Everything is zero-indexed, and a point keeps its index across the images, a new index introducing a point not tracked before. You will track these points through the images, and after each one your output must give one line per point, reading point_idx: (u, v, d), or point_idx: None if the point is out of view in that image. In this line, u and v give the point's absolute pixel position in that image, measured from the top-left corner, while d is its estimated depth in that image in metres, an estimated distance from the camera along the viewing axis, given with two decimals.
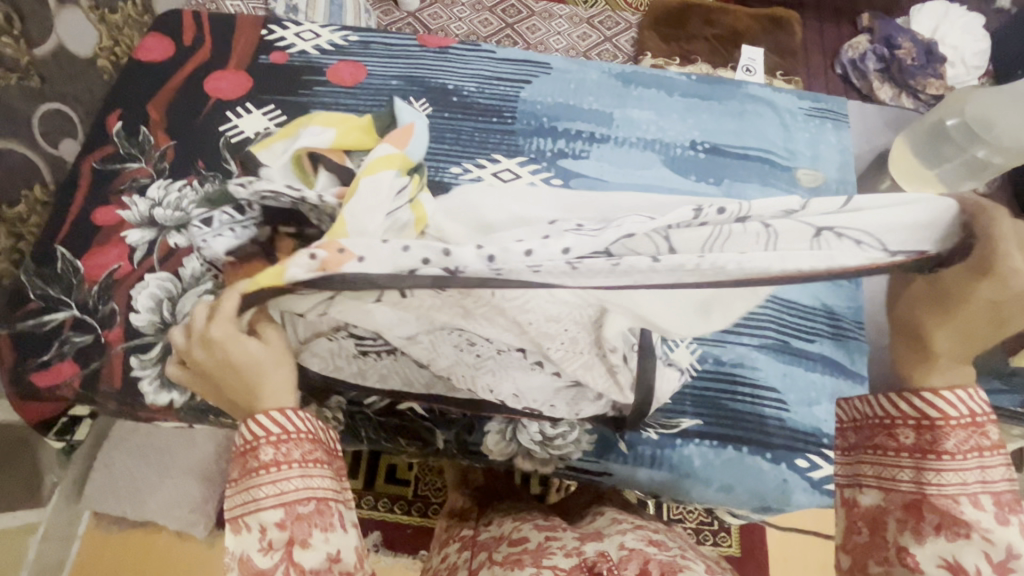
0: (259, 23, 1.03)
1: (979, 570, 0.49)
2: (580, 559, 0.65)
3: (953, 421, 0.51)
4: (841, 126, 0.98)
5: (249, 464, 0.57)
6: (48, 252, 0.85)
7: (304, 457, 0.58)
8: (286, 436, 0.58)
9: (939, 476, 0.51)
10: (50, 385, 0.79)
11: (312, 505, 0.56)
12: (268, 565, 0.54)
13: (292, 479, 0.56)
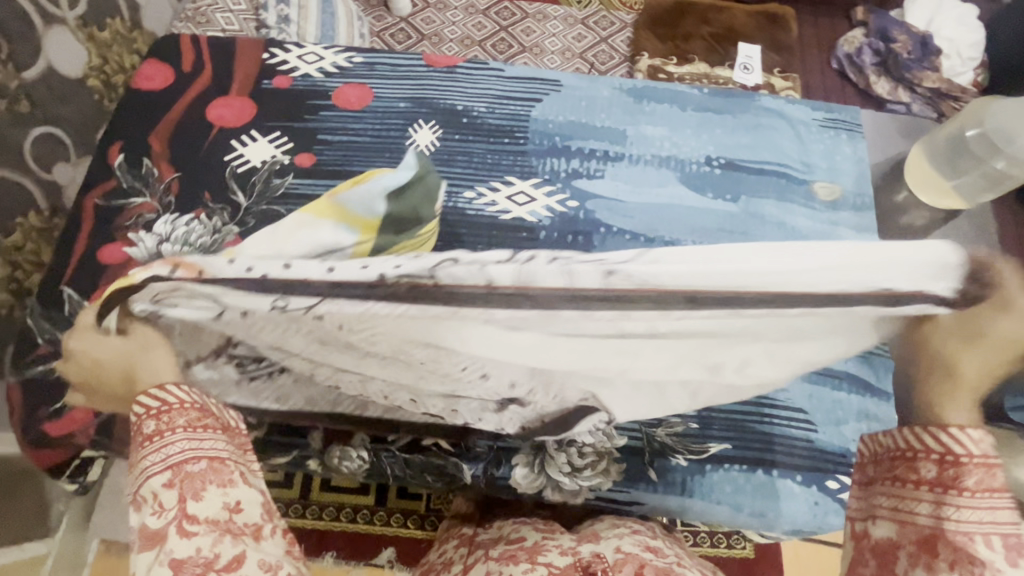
0: (260, 47, 1.01)
1: None
2: (576, 558, 0.64)
3: (972, 458, 0.47)
4: (856, 137, 0.97)
5: (137, 438, 0.56)
6: (55, 294, 0.83)
7: (188, 423, 0.56)
8: (172, 406, 0.57)
9: (957, 512, 0.47)
10: (66, 432, 0.78)
11: (202, 464, 0.54)
12: (159, 527, 0.51)
13: (177, 443, 0.54)
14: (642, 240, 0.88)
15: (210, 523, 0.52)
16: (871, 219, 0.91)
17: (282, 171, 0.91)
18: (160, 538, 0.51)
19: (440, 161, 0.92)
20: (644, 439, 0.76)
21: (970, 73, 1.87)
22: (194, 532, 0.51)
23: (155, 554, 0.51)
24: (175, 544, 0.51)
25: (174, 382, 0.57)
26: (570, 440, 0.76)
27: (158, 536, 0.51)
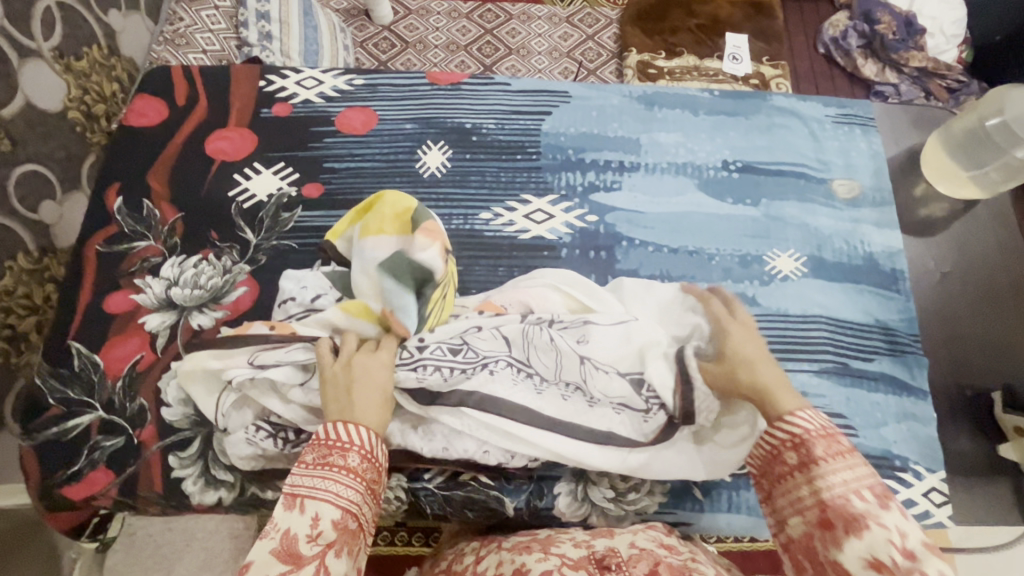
0: (255, 74, 0.97)
1: (894, 560, 0.48)
2: (589, 552, 0.64)
3: (812, 433, 0.56)
4: (870, 131, 0.96)
5: (332, 459, 0.57)
6: (61, 349, 0.79)
7: (373, 481, 0.58)
8: (374, 452, 0.59)
9: (826, 479, 0.54)
10: (85, 496, 0.74)
11: (357, 523, 0.57)
12: (306, 555, 0.53)
13: (357, 491, 0.57)
14: (665, 251, 0.87)
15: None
16: (892, 214, 0.90)
17: (291, 203, 0.88)
18: (296, 561, 0.53)
19: (452, 182, 0.90)
20: None
21: (955, 51, 1.86)
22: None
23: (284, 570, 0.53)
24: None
25: (370, 427, 0.59)
26: None
27: (299, 559, 0.53)
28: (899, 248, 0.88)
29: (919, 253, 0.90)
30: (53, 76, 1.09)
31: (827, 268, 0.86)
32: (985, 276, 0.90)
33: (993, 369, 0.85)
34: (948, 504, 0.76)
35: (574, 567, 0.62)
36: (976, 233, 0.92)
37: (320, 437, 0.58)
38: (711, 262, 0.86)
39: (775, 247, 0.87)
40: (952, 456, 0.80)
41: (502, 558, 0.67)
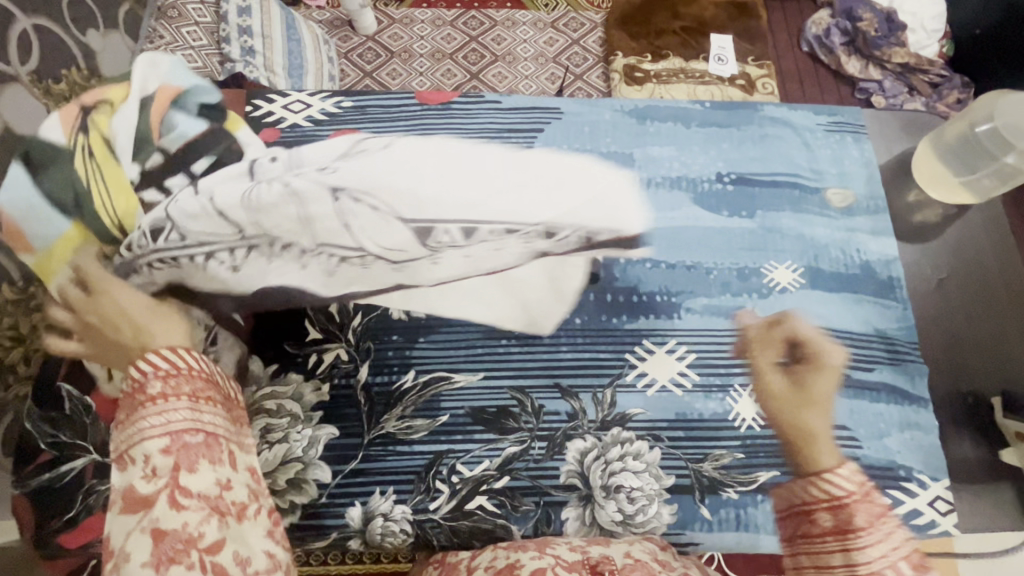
0: (242, 99, 0.96)
1: None
2: (584, 556, 0.65)
3: (856, 495, 0.75)
4: (862, 139, 0.96)
5: (135, 399, 0.63)
6: (51, 391, 0.77)
7: (194, 393, 0.65)
8: (201, 369, 0.69)
9: (862, 551, 0.68)
10: (82, 544, 0.72)
11: (200, 437, 0.61)
12: (150, 492, 0.55)
13: (180, 410, 0.62)
14: (663, 267, 0.86)
15: (205, 498, 0.56)
16: (887, 222, 0.91)
17: None
18: (148, 504, 0.55)
19: None
20: (692, 475, 0.77)
21: (935, 46, 1.88)
22: (192, 501, 0.55)
23: (138, 519, 0.54)
24: (162, 512, 0.54)
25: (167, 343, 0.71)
26: (618, 484, 0.76)
27: (148, 501, 0.55)
28: (895, 256, 0.89)
29: (915, 259, 0.90)
30: (32, 100, 1.07)
31: (825, 278, 0.86)
32: (979, 279, 0.90)
33: (991, 372, 0.86)
34: (954, 511, 0.76)
35: (568, 568, 0.62)
36: (970, 237, 0.92)
37: (125, 393, 0.65)
38: (709, 276, 0.86)
39: (772, 259, 0.87)
40: (957, 463, 0.81)
41: (497, 555, 0.68)
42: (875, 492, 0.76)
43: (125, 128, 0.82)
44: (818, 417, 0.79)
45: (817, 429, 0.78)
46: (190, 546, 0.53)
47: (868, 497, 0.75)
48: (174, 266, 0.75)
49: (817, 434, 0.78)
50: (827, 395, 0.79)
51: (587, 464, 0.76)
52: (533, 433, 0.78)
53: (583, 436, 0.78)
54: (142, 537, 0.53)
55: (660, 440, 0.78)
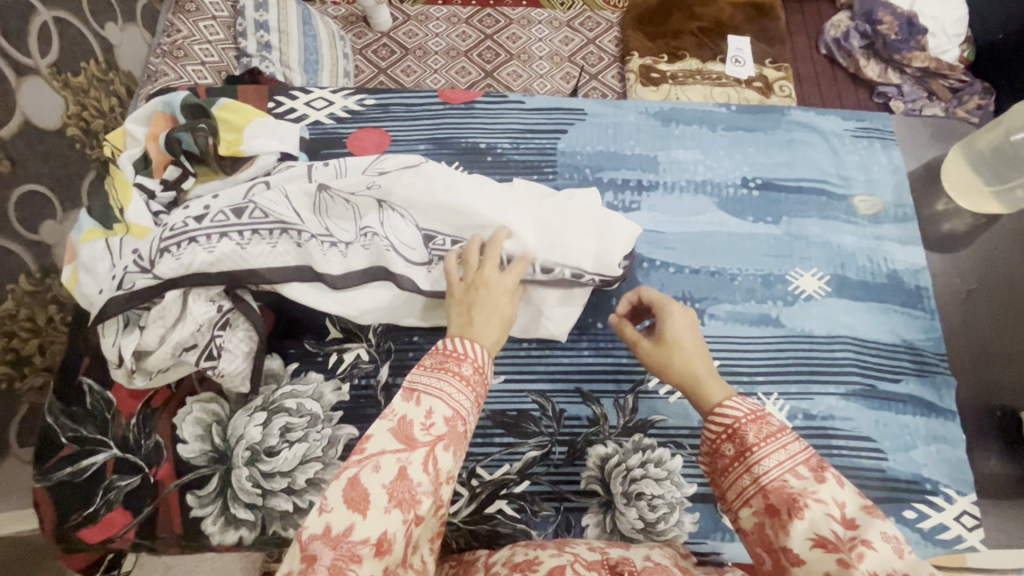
0: (264, 96, 0.95)
1: (837, 533, 0.45)
2: (603, 556, 0.61)
3: (743, 420, 0.54)
4: (890, 145, 0.95)
5: (449, 364, 0.54)
6: (73, 385, 0.77)
7: (479, 389, 0.55)
8: (483, 367, 0.56)
9: (763, 465, 0.51)
10: (102, 538, 0.72)
11: (466, 428, 0.53)
12: (419, 439, 0.49)
13: (466, 395, 0.53)
14: (686, 272, 0.85)
15: (435, 477, 0.49)
16: (914, 230, 0.89)
17: None
18: (409, 445, 0.49)
19: None
20: None
21: (957, 50, 1.85)
22: (431, 472, 0.49)
23: (397, 450, 0.48)
24: (416, 461, 0.48)
25: (483, 345, 0.58)
26: (639, 492, 0.74)
27: (412, 444, 0.49)
28: (923, 265, 0.87)
29: (943, 269, 0.89)
30: (51, 92, 1.07)
31: (852, 286, 0.85)
32: (1010, 290, 0.88)
33: (1020, 386, 0.84)
34: (980, 527, 0.75)
35: (586, 565, 0.58)
36: (1001, 247, 0.91)
37: (437, 347, 0.56)
38: (733, 282, 0.85)
39: (798, 266, 0.86)
40: (980, 477, 0.80)
41: (515, 552, 0.64)
42: (772, 416, 0.54)
43: (131, 162, 0.82)
44: (683, 356, 0.63)
45: (699, 369, 0.61)
46: (412, 504, 0.47)
47: (765, 422, 0.53)
48: (169, 256, 0.68)
49: (700, 376, 0.61)
50: (685, 340, 0.65)
51: (607, 470, 0.75)
52: (553, 438, 0.77)
53: (604, 442, 0.77)
54: (391, 460, 0.48)
55: (682, 448, 0.77)
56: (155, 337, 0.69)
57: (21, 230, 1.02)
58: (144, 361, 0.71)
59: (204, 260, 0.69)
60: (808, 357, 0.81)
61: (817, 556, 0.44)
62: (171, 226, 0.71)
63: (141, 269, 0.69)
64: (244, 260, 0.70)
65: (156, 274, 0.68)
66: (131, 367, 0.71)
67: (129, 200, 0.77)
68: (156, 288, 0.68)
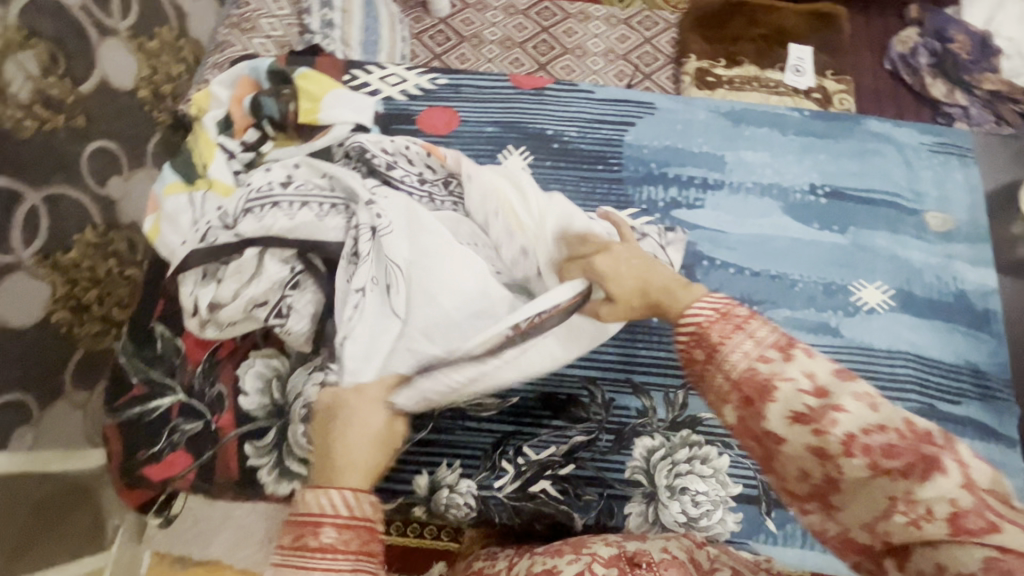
0: (339, 67, 0.97)
1: (810, 405, 0.46)
2: (620, 551, 0.63)
3: (711, 321, 0.53)
4: (968, 163, 0.92)
5: (307, 541, 0.53)
6: (146, 330, 0.81)
7: (361, 548, 0.53)
8: (360, 513, 0.55)
9: (733, 361, 0.50)
10: (164, 477, 0.76)
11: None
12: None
13: (342, 571, 0.52)
14: (747, 274, 0.84)
15: None
16: (986, 251, 0.87)
17: None
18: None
19: None
20: (760, 486, 0.75)
21: None
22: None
23: None
24: None
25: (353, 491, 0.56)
26: (683, 486, 0.75)
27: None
28: (993, 288, 0.85)
29: (1015, 294, 0.86)
30: (127, 54, 1.13)
31: (918, 302, 0.83)
32: None
33: None
34: None
35: (604, 566, 0.59)
36: None
37: (295, 518, 0.55)
38: (794, 288, 0.84)
39: (862, 277, 0.85)
40: None
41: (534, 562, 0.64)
42: (738, 313, 0.52)
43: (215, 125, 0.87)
44: (631, 282, 0.65)
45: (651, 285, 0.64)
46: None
47: (730, 320, 0.52)
48: (251, 216, 0.74)
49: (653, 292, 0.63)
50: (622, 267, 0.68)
51: (653, 462, 0.76)
52: (601, 425, 0.78)
53: (651, 433, 0.77)
54: None
55: (730, 447, 0.77)
56: (231, 291, 0.73)
57: (91, 183, 1.06)
58: (216, 312, 0.74)
59: (284, 225, 0.74)
60: (865, 370, 0.80)
61: (798, 433, 0.46)
62: (257, 187, 0.77)
63: (225, 225, 0.74)
64: (318, 231, 0.74)
65: (237, 232, 0.73)
66: (205, 316, 0.74)
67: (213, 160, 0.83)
68: (234, 245, 0.73)
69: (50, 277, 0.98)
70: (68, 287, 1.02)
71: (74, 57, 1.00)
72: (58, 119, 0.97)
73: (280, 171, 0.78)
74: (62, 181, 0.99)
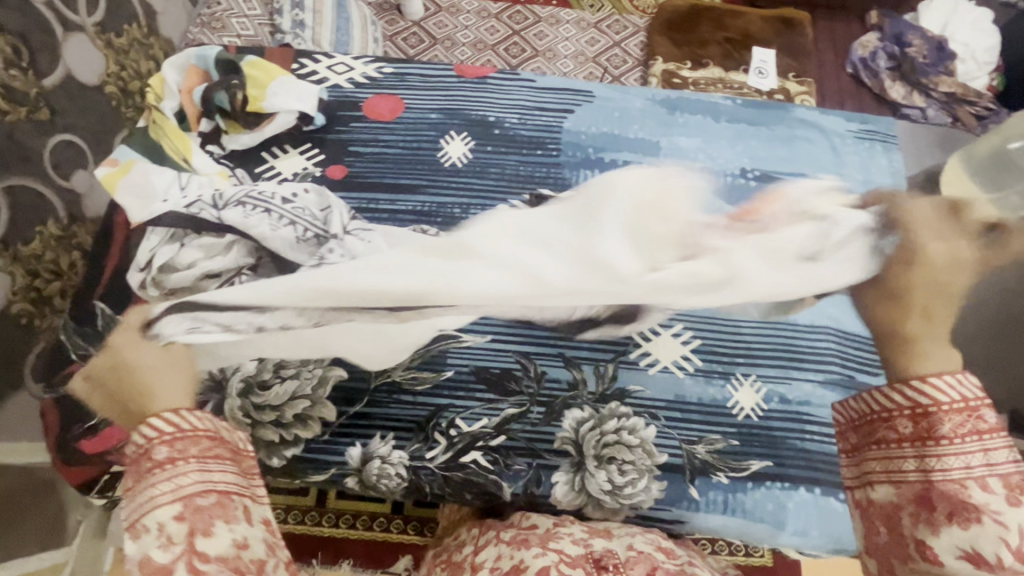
0: (289, 56, 0.99)
1: (1001, 559, 0.51)
2: (587, 550, 0.67)
3: (947, 406, 0.61)
4: (891, 149, 0.96)
5: (143, 465, 0.61)
6: (88, 308, 0.82)
7: (203, 453, 0.61)
8: (196, 425, 0.64)
9: (940, 462, 0.58)
10: (100, 450, 0.76)
11: (212, 498, 0.59)
12: (168, 562, 0.54)
13: (190, 473, 0.59)
14: None
15: (221, 562, 0.55)
16: None
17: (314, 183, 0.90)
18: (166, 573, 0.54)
19: (472, 172, 0.91)
20: (685, 455, 0.78)
21: (985, 78, 1.83)
22: (211, 565, 0.55)
23: None
24: None
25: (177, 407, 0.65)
26: (610, 456, 0.77)
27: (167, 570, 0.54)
28: None
29: None
30: (93, 50, 1.14)
31: None
32: None
33: None
34: None
35: (570, 564, 0.64)
36: None
37: (134, 449, 0.63)
38: None
39: None
40: None
41: (500, 552, 0.70)
42: (979, 410, 0.60)
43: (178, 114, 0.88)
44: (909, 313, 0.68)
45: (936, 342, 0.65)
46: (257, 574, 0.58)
47: (927, 414, 0.62)
48: (240, 209, 0.76)
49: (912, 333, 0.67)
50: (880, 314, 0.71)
51: (582, 433, 0.78)
52: (532, 398, 0.80)
53: (580, 405, 0.79)
54: None
55: (656, 418, 0.79)
56: (188, 258, 0.75)
57: (54, 176, 1.05)
58: (165, 275, 0.76)
59: (263, 232, 0.74)
60: (788, 342, 0.83)
61: (963, 565, 0.53)
62: (261, 191, 0.79)
63: (213, 204, 0.77)
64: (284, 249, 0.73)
65: (221, 218, 0.75)
66: (154, 275, 0.77)
67: (192, 150, 0.86)
68: (214, 225, 0.75)
69: (9, 268, 0.98)
70: (28, 278, 1.03)
71: (39, 51, 0.99)
72: (21, 111, 0.96)
73: (290, 188, 0.81)
74: (20, 172, 0.97)
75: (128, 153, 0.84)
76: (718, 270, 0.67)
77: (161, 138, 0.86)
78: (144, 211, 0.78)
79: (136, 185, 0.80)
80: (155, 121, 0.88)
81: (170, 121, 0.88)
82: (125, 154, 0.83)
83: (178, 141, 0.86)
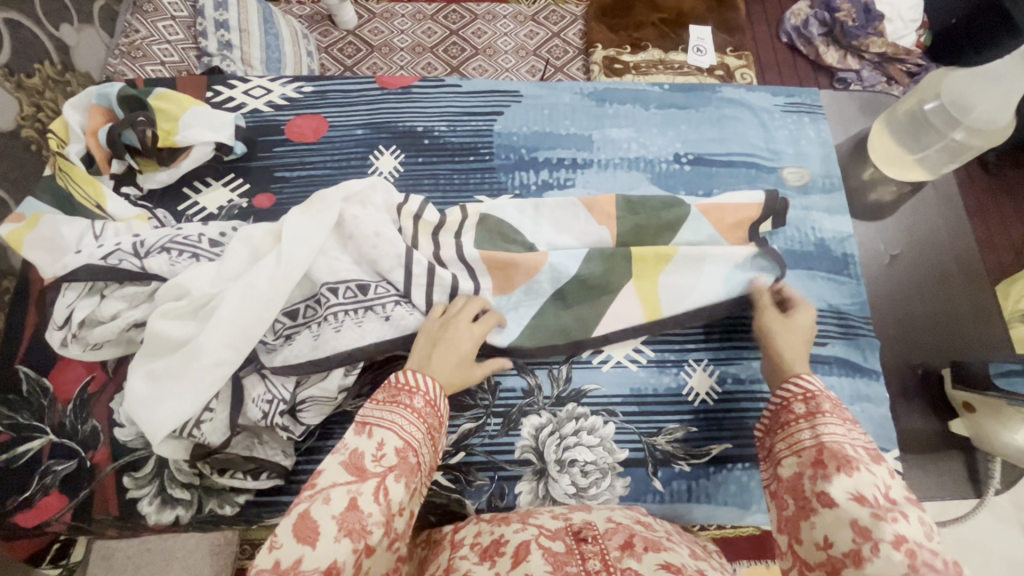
0: (202, 84, 0.95)
1: (879, 498, 0.50)
2: (567, 523, 0.60)
3: (819, 393, 0.62)
4: (818, 119, 0.98)
5: (398, 397, 0.60)
6: (9, 373, 0.77)
7: (432, 428, 0.60)
8: (435, 402, 0.62)
9: (827, 428, 0.57)
10: (37, 523, 0.72)
11: (415, 462, 0.56)
12: (371, 470, 0.53)
13: (419, 432, 0.58)
14: None
15: (388, 507, 0.51)
16: (841, 199, 0.92)
17: (241, 214, 0.86)
18: (360, 476, 0.52)
19: (405, 186, 0.89)
20: (645, 448, 0.77)
21: (914, 36, 1.76)
22: (384, 502, 0.51)
23: (348, 480, 0.51)
24: (367, 491, 0.51)
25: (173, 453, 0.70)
26: (572, 458, 0.76)
27: (366, 474, 0.52)
28: (849, 233, 0.90)
29: (869, 235, 0.92)
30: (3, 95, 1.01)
31: (781, 255, 0.87)
32: (934, 258, 0.92)
33: (943, 346, 0.87)
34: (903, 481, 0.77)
35: (551, 537, 0.57)
36: (925, 217, 0.94)
37: (391, 382, 0.62)
38: None
39: None
40: (904, 431, 0.83)
41: (481, 529, 0.64)
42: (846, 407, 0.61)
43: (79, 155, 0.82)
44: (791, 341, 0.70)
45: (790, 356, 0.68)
46: (362, 534, 0.48)
47: (810, 402, 0.61)
48: (166, 255, 0.73)
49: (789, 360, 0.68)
50: (780, 349, 0.69)
51: (542, 439, 0.77)
52: (488, 410, 0.78)
53: (538, 412, 0.78)
54: (341, 491, 0.50)
55: (614, 415, 0.79)
56: (110, 310, 0.72)
57: None
58: (89, 329, 0.73)
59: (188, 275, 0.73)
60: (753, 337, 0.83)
61: (851, 506, 0.50)
62: (186, 234, 0.77)
63: (134, 253, 0.73)
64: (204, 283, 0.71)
65: (145, 266, 0.72)
66: (74, 331, 0.73)
67: (106, 195, 0.81)
68: (137, 273, 0.72)
69: None
70: None
71: None
72: None
73: (217, 228, 0.79)
74: None
75: (36, 206, 0.80)
76: (276, 272, 0.70)
77: (66, 185, 0.81)
78: (58, 265, 0.73)
79: (45, 240, 0.75)
80: (60, 168, 0.82)
81: (78, 166, 0.83)
82: (31, 206, 0.79)
83: (84, 184, 0.81)
